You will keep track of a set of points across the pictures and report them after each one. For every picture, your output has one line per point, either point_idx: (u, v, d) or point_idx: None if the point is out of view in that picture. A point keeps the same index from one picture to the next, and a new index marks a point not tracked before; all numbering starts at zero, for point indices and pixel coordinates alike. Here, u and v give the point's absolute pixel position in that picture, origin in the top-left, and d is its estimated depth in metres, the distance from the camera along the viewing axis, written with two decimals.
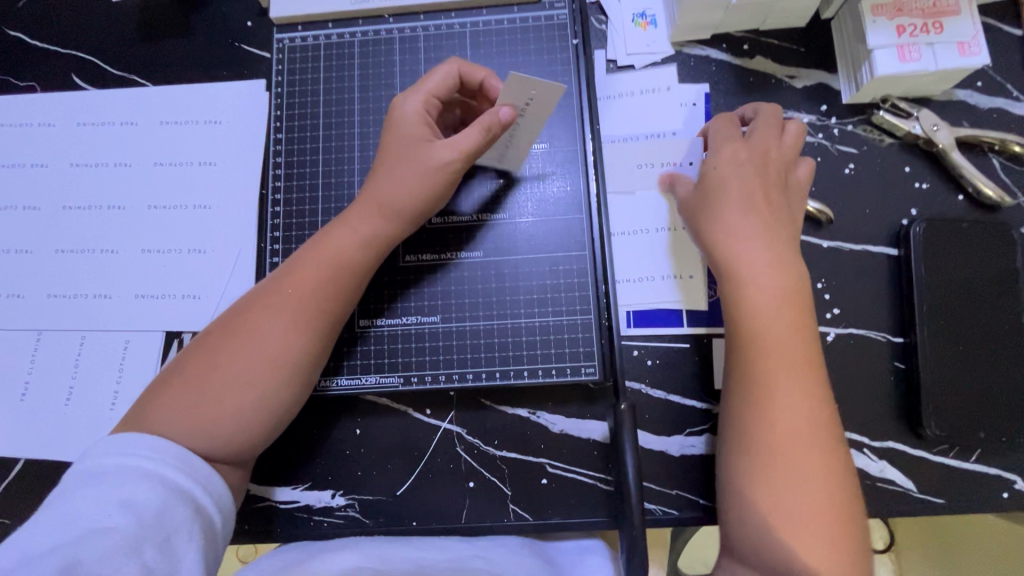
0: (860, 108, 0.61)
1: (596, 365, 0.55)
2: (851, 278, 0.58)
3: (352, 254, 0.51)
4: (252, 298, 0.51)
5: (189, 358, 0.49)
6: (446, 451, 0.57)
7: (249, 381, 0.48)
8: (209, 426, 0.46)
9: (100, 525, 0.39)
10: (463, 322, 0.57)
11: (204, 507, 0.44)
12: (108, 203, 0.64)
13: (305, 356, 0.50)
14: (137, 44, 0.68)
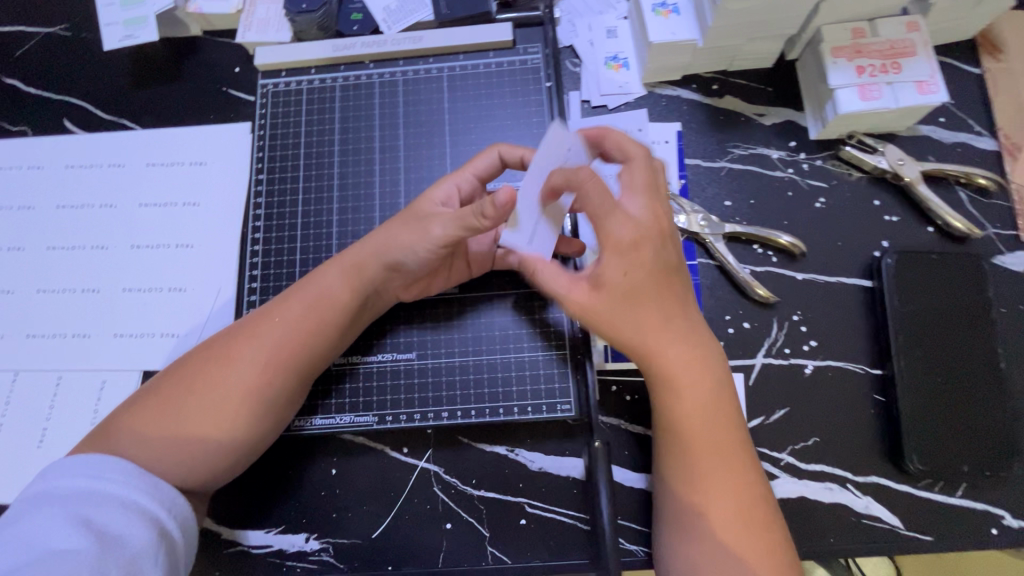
0: (828, 144, 0.63)
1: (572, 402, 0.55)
2: (826, 310, 0.58)
3: (331, 290, 0.52)
4: (236, 329, 0.51)
5: (167, 383, 0.49)
6: (423, 491, 0.56)
7: (218, 416, 0.47)
8: (173, 458, 0.46)
9: (60, 546, 0.38)
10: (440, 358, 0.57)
11: (169, 532, 0.43)
12: (92, 242, 0.65)
13: (278, 393, 0.49)
14: (128, 90, 0.70)
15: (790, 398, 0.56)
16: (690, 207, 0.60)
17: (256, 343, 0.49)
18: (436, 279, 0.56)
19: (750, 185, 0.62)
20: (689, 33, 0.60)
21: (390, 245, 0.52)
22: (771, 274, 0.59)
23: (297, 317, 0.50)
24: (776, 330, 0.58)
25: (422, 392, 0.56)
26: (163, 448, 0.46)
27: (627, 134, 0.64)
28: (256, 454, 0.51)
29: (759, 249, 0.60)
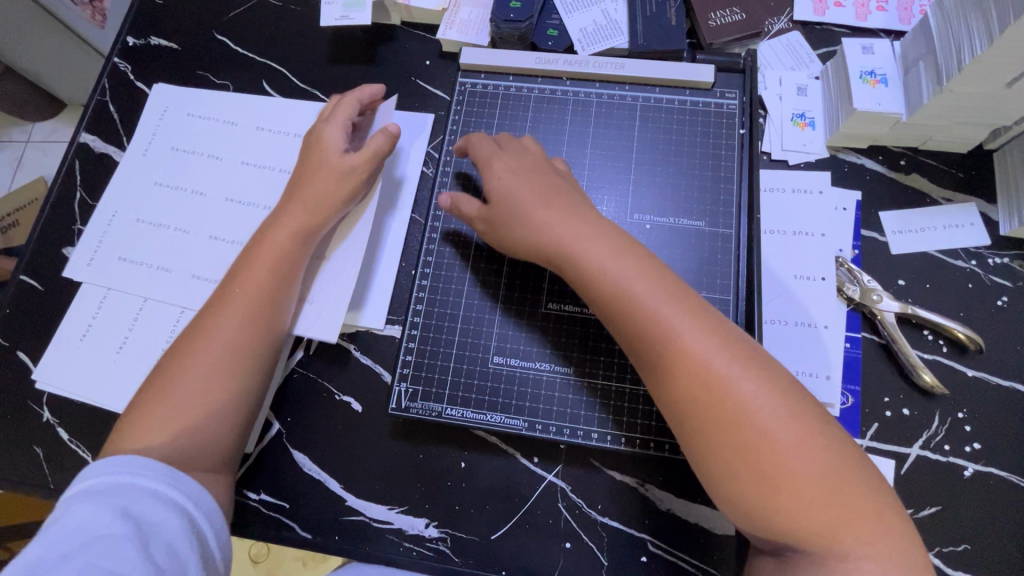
0: (1019, 243, 0.60)
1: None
2: (995, 413, 0.56)
3: (270, 249, 0.55)
4: (221, 299, 0.54)
5: (185, 354, 0.51)
6: (547, 505, 0.56)
7: (189, 373, 0.50)
8: (153, 413, 0.48)
9: (107, 530, 0.38)
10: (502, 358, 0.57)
11: (202, 533, 0.44)
12: (271, 196, 0.69)
13: (231, 353, 0.51)
14: (324, 64, 0.75)
15: (943, 497, 0.54)
16: (862, 279, 0.59)
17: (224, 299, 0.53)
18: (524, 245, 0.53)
19: (928, 269, 0.60)
20: (894, 107, 0.59)
21: (537, 237, 0.50)
22: (939, 364, 0.57)
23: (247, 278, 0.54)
24: (936, 423, 0.55)
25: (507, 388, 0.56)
26: (156, 421, 0.48)
27: (805, 193, 0.63)
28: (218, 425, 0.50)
29: (928, 336, 0.58)
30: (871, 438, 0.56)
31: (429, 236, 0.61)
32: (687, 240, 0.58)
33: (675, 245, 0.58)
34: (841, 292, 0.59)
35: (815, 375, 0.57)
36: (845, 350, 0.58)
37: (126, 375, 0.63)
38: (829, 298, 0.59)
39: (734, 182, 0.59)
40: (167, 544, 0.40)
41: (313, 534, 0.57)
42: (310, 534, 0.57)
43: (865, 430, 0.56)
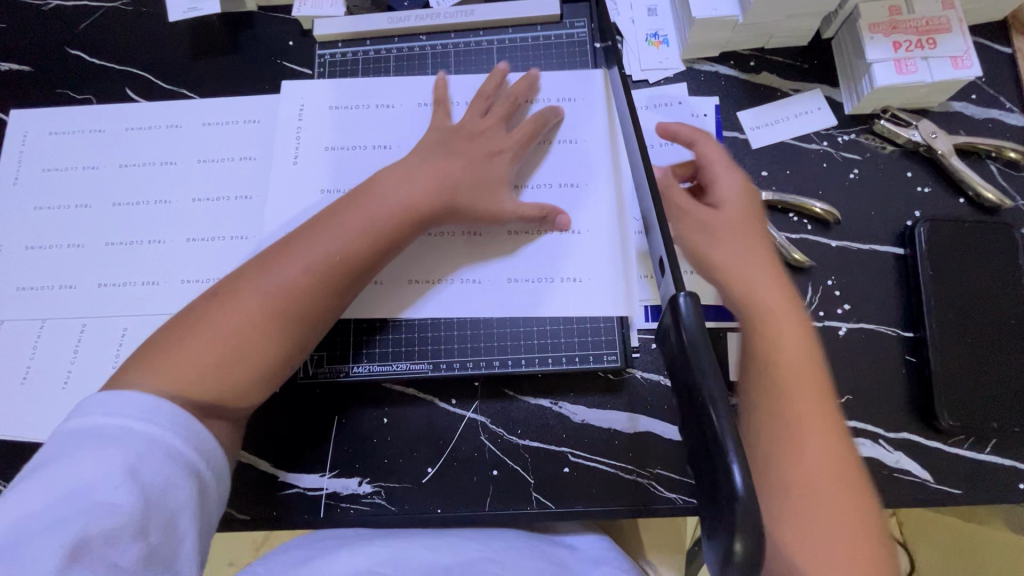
0: (862, 119, 0.65)
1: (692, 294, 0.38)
2: (860, 275, 0.60)
3: (385, 212, 0.56)
4: (275, 252, 0.55)
5: (220, 300, 0.53)
6: (470, 440, 0.59)
7: (236, 320, 0.52)
8: (199, 355, 0.50)
9: (108, 496, 0.42)
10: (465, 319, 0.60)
11: (205, 482, 0.48)
12: (152, 198, 0.68)
13: (276, 314, 0.53)
14: (187, 60, 0.74)
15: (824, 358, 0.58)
16: (728, 175, 0.63)
17: (268, 277, 0.53)
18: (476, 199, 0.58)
19: (786, 157, 0.64)
20: (730, 10, 0.62)
21: (472, 181, 0.58)
22: (806, 241, 0.61)
23: (337, 230, 0.55)
24: (810, 294, 0.60)
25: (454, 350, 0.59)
26: (187, 361, 0.50)
27: (667, 107, 0.66)
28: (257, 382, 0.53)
29: (794, 217, 0.62)
30: None
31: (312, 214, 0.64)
32: (563, 163, 0.63)
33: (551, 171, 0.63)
34: None
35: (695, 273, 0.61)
36: None
37: (37, 400, 0.62)
38: None
39: (591, 106, 0.64)
40: (144, 487, 0.43)
41: (252, 514, 0.59)
42: (249, 515, 0.59)
43: None
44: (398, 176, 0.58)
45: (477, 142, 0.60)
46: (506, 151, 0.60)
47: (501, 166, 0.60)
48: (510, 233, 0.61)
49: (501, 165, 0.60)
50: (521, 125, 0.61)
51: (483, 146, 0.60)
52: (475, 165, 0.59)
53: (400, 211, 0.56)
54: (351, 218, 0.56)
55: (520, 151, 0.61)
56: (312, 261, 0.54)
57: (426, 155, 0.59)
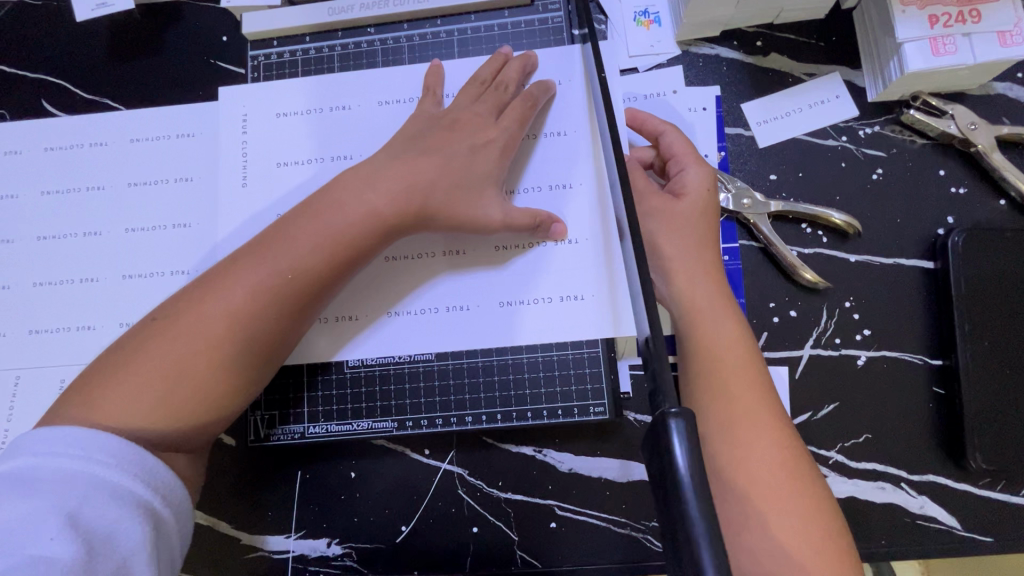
0: (888, 107, 0.56)
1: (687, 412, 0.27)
2: (882, 294, 0.53)
3: (351, 224, 0.48)
4: (225, 268, 0.47)
5: (165, 325, 0.45)
6: (447, 494, 0.53)
7: (182, 348, 0.44)
8: (138, 391, 0.43)
9: (44, 549, 0.36)
10: (432, 363, 0.53)
11: (164, 521, 0.41)
12: (82, 229, 0.60)
13: (226, 340, 0.45)
14: (108, 64, 0.64)
15: (840, 392, 0.52)
16: (732, 182, 0.54)
17: (217, 291, 0.46)
18: (460, 204, 0.50)
19: (798, 157, 0.56)
20: None
21: (455, 184, 0.50)
22: (821, 257, 0.54)
23: (295, 236, 0.47)
24: (825, 318, 0.53)
25: (424, 396, 0.53)
26: (125, 398, 0.43)
27: (660, 101, 0.57)
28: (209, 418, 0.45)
29: (807, 229, 0.54)
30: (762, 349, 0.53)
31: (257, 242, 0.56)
32: (556, 160, 0.54)
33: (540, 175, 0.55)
34: None
35: None
36: (725, 264, 0.54)
37: None
38: None
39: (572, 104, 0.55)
40: (88, 533, 0.37)
41: None
42: None
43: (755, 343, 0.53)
44: (363, 175, 0.50)
45: (460, 132, 0.52)
46: (494, 143, 0.52)
47: (489, 158, 0.52)
48: (499, 248, 0.53)
49: (488, 158, 0.52)
50: (511, 110, 0.53)
51: (467, 137, 0.52)
52: (456, 159, 0.51)
53: (368, 220, 0.48)
54: (310, 225, 0.48)
55: (510, 143, 0.53)
56: (267, 278, 0.46)
57: (398, 160, 0.51)
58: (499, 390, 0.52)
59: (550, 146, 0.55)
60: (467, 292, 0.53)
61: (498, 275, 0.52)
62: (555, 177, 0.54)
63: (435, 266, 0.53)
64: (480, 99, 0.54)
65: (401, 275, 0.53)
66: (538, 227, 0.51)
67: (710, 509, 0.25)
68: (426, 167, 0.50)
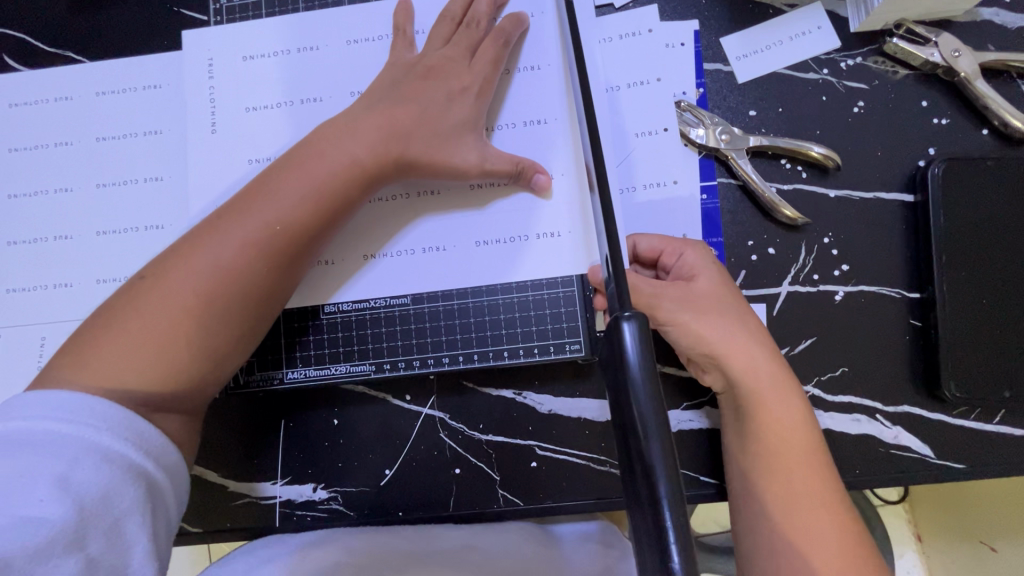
0: (871, 37, 0.54)
1: (640, 318, 0.28)
2: (862, 229, 0.52)
3: (332, 173, 0.47)
4: (211, 224, 0.46)
5: (153, 282, 0.44)
6: (429, 437, 0.54)
7: (173, 304, 0.43)
8: (129, 348, 0.42)
9: (32, 511, 0.35)
10: (406, 306, 0.53)
11: (156, 481, 0.40)
12: (53, 187, 0.59)
13: (220, 295, 0.44)
14: (68, 15, 0.62)
15: (817, 328, 0.52)
16: (709, 118, 0.53)
17: (205, 246, 0.45)
18: (434, 145, 0.50)
19: (777, 92, 0.54)
20: None
21: (427, 125, 0.50)
22: (801, 193, 0.53)
23: (280, 189, 0.47)
24: (804, 255, 0.52)
25: (400, 339, 0.53)
26: (117, 356, 0.42)
27: (636, 37, 0.55)
28: (207, 375, 0.45)
29: (786, 165, 0.53)
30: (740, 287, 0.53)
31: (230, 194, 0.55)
32: (531, 98, 0.53)
33: (514, 115, 0.53)
34: (688, 139, 0.54)
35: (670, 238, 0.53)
36: (703, 203, 0.54)
37: None
38: (678, 149, 0.54)
39: (545, 42, 0.54)
40: (78, 495, 0.36)
41: (203, 527, 0.55)
42: (200, 528, 0.55)
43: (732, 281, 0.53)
44: (341, 124, 0.50)
45: (435, 80, 0.51)
46: (468, 88, 0.51)
47: (465, 106, 0.51)
48: (475, 188, 0.53)
49: (464, 106, 0.51)
50: (483, 53, 0.52)
51: (441, 82, 0.51)
52: (431, 107, 0.50)
53: (351, 168, 0.48)
54: (293, 176, 0.47)
55: (485, 88, 0.52)
56: (256, 232, 0.45)
57: (371, 107, 0.50)
58: (479, 332, 0.52)
59: (524, 84, 0.53)
60: (445, 234, 0.53)
61: (475, 216, 0.52)
62: (529, 116, 0.53)
63: (412, 211, 0.53)
64: (451, 40, 0.53)
65: (377, 219, 0.53)
66: (517, 173, 0.51)
67: (662, 420, 0.27)
68: (401, 112, 0.50)
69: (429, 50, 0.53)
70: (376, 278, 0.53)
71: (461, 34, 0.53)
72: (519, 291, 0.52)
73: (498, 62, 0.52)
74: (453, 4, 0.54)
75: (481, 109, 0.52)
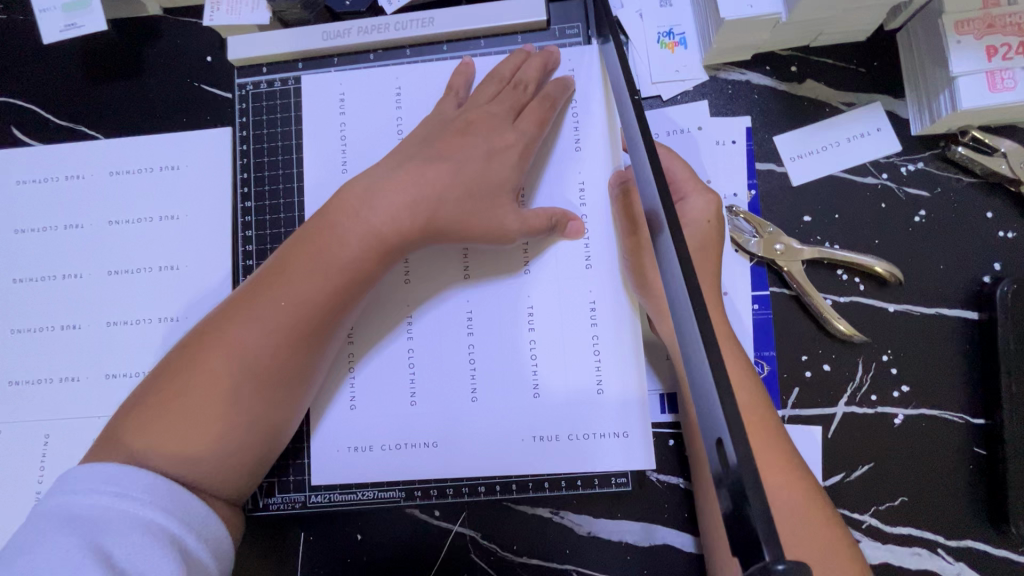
0: (932, 141, 0.51)
1: (802, 574, 0.23)
2: (922, 347, 0.50)
3: (381, 218, 0.45)
4: (245, 295, 0.45)
5: (186, 359, 0.43)
6: (459, 558, 0.50)
7: (199, 383, 0.42)
8: (173, 433, 0.41)
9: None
10: (443, 424, 0.47)
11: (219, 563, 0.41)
12: (62, 271, 0.56)
13: (305, 354, 0.44)
14: (80, 87, 0.59)
15: (875, 451, 0.49)
16: (765, 228, 0.50)
17: (243, 318, 0.43)
18: (485, 204, 0.47)
19: (835, 196, 0.51)
20: (771, 6, 0.47)
21: (470, 186, 0.46)
22: (857, 306, 0.50)
23: (295, 275, 0.44)
24: (861, 372, 0.49)
25: (433, 462, 0.47)
26: (144, 439, 0.41)
27: (683, 134, 0.53)
28: (282, 428, 0.45)
29: (843, 275, 0.50)
30: (793, 406, 0.50)
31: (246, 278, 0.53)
32: (568, 183, 0.50)
33: (557, 190, 0.50)
34: (740, 246, 0.51)
35: None
36: (754, 313, 0.51)
37: None
38: (727, 257, 0.51)
39: (590, 115, 0.50)
40: (120, 573, 0.35)
41: None
42: None
43: (785, 399, 0.50)
44: (371, 187, 0.46)
45: (475, 142, 0.48)
46: (511, 153, 0.48)
47: (507, 166, 0.48)
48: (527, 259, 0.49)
49: (505, 167, 0.48)
50: (530, 112, 0.49)
51: (483, 144, 0.48)
52: (471, 169, 0.47)
53: (404, 219, 0.45)
54: (341, 233, 0.45)
55: (529, 152, 0.48)
56: (319, 293, 0.44)
57: (411, 168, 0.46)
58: (541, 399, 0.47)
59: (571, 158, 0.50)
60: (497, 297, 0.49)
61: (516, 323, 0.48)
62: (573, 193, 0.49)
63: (456, 276, 0.49)
64: (498, 96, 0.49)
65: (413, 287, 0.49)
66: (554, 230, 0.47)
67: None
68: (441, 174, 0.46)
69: (477, 96, 0.50)
70: (418, 342, 0.49)
71: (513, 89, 0.50)
72: (590, 351, 0.47)
73: (547, 116, 0.49)
74: (515, 56, 0.51)
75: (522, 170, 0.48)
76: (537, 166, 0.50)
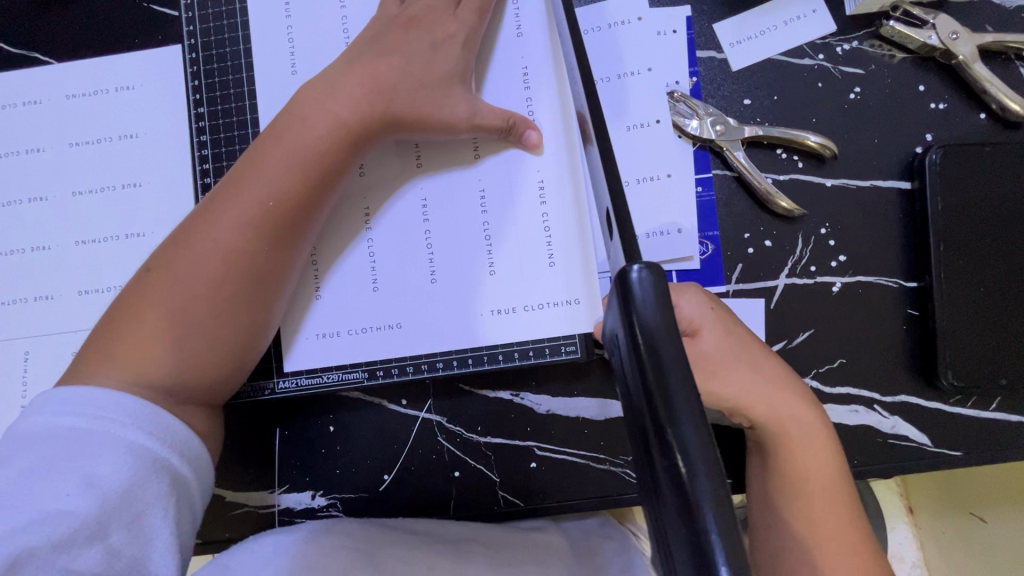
0: (866, 20, 0.53)
1: (651, 267, 0.28)
2: (859, 219, 0.52)
3: (333, 116, 0.46)
4: (208, 210, 0.45)
5: (154, 274, 0.43)
6: (427, 442, 0.53)
7: (169, 291, 0.42)
8: (147, 339, 0.41)
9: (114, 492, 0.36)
10: (402, 304, 0.50)
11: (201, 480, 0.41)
12: (28, 195, 0.57)
13: (273, 258, 0.45)
14: (29, 14, 0.59)
15: (815, 319, 0.51)
16: (703, 109, 0.52)
17: (208, 228, 0.44)
18: (432, 94, 0.48)
19: (773, 78, 0.53)
20: None
21: (416, 75, 0.48)
22: (797, 183, 0.52)
23: (256, 178, 0.45)
24: (801, 246, 0.52)
25: (394, 342, 0.50)
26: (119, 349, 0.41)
27: (624, 26, 0.54)
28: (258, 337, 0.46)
29: (782, 154, 0.52)
30: (737, 282, 0.52)
31: (203, 183, 0.55)
32: (512, 74, 0.51)
33: (502, 79, 0.51)
34: (682, 130, 0.52)
35: (666, 232, 0.52)
36: (698, 196, 0.52)
37: None
38: (671, 142, 0.52)
39: (531, 5, 0.51)
40: (102, 488, 0.35)
41: (202, 538, 0.54)
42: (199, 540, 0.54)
43: (729, 275, 0.52)
44: (322, 86, 0.47)
45: (418, 33, 0.49)
46: (454, 45, 0.49)
47: (452, 55, 0.49)
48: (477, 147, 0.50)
49: (449, 59, 0.49)
50: (470, 2, 0.50)
51: (426, 35, 0.49)
52: (416, 63, 0.48)
53: (355, 113, 0.46)
54: (296, 137, 0.46)
55: (472, 43, 0.50)
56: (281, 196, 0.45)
57: (358, 62, 0.48)
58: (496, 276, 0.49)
59: (513, 48, 0.51)
60: (450, 184, 0.50)
61: (468, 206, 0.50)
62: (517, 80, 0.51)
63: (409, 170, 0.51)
64: None
65: (369, 182, 0.51)
66: (508, 130, 0.49)
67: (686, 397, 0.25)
68: (387, 66, 0.47)
69: None
70: (377, 235, 0.51)
71: None
72: (541, 232, 0.50)
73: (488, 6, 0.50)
74: None
75: (468, 61, 0.49)
76: (481, 57, 0.51)
